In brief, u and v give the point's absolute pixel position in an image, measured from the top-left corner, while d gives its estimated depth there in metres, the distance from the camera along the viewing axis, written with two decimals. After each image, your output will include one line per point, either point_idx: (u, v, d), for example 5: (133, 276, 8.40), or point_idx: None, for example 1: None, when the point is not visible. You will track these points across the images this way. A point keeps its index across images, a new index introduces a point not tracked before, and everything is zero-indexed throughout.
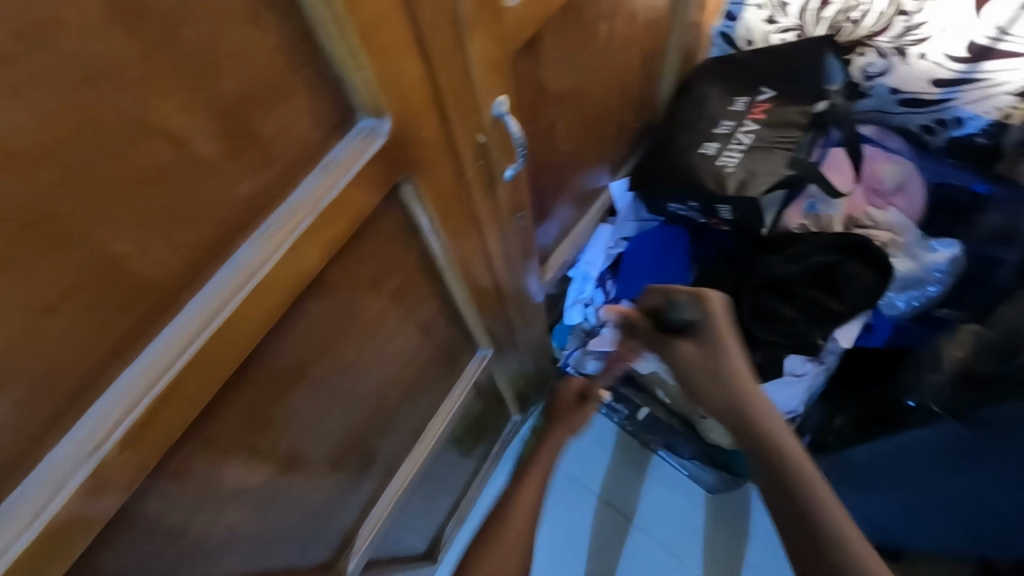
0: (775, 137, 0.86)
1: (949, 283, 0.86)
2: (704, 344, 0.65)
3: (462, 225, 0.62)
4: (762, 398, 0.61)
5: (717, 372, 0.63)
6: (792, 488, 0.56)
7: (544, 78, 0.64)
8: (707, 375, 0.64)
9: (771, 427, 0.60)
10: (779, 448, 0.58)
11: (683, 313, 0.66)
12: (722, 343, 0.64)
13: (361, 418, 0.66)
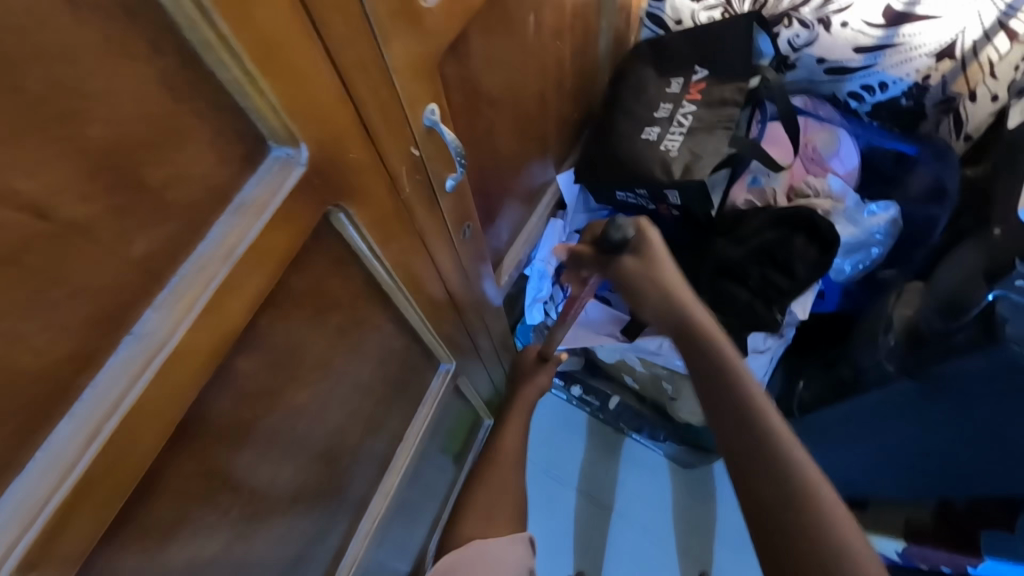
0: (713, 117, 0.85)
1: (889, 243, 0.89)
2: (640, 257, 0.65)
3: (409, 242, 0.58)
4: (693, 303, 0.61)
5: (650, 278, 0.64)
6: (715, 370, 0.54)
7: (477, 80, 0.61)
8: (647, 282, 0.64)
9: (703, 328, 0.58)
10: (709, 335, 0.57)
11: (616, 232, 0.66)
12: (655, 256, 0.65)
13: (319, 451, 0.61)
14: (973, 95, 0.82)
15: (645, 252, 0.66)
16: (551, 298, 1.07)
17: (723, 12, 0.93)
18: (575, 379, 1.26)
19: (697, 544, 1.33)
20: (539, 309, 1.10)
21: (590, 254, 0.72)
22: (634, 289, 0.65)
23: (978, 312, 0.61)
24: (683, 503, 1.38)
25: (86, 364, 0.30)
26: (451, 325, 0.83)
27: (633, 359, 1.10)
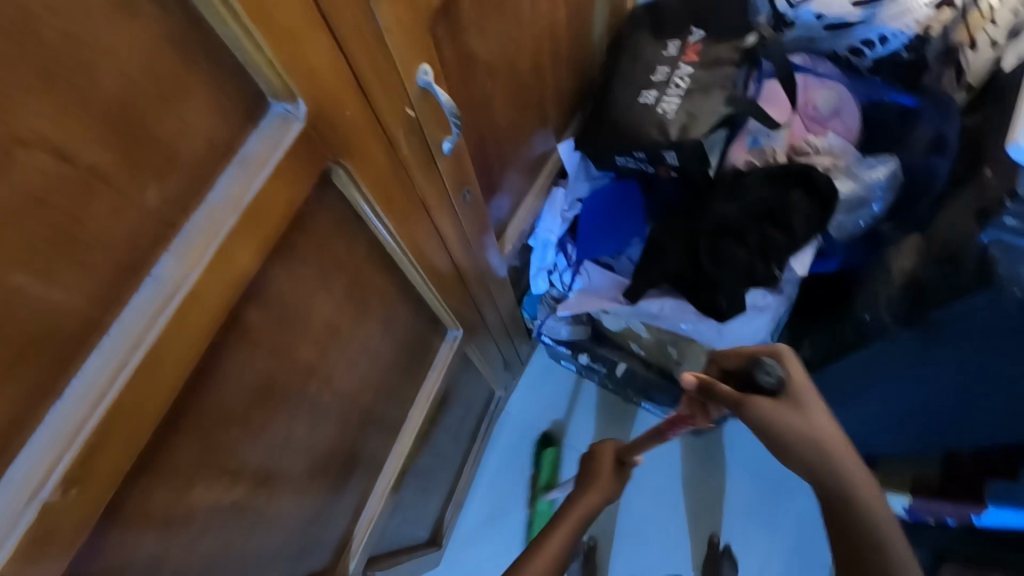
0: (711, 77, 0.86)
1: (891, 198, 0.88)
2: (797, 409, 0.57)
3: (411, 205, 0.61)
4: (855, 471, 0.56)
5: (804, 436, 0.56)
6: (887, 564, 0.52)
7: (469, 45, 0.62)
8: (802, 443, 0.56)
9: (869, 501, 0.55)
10: (874, 516, 0.54)
11: (765, 375, 0.57)
12: (810, 408, 0.57)
13: (336, 408, 0.65)
14: (973, 44, 0.78)
15: (795, 401, 0.57)
16: (556, 267, 1.09)
17: None
18: (582, 347, 1.29)
19: (707, 506, 1.36)
20: (544, 277, 1.12)
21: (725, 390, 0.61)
22: (781, 445, 0.57)
23: (973, 256, 0.61)
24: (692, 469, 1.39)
25: (108, 305, 0.33)
26: (455, 295, 0.86)
27: (639, 325, 1.12)
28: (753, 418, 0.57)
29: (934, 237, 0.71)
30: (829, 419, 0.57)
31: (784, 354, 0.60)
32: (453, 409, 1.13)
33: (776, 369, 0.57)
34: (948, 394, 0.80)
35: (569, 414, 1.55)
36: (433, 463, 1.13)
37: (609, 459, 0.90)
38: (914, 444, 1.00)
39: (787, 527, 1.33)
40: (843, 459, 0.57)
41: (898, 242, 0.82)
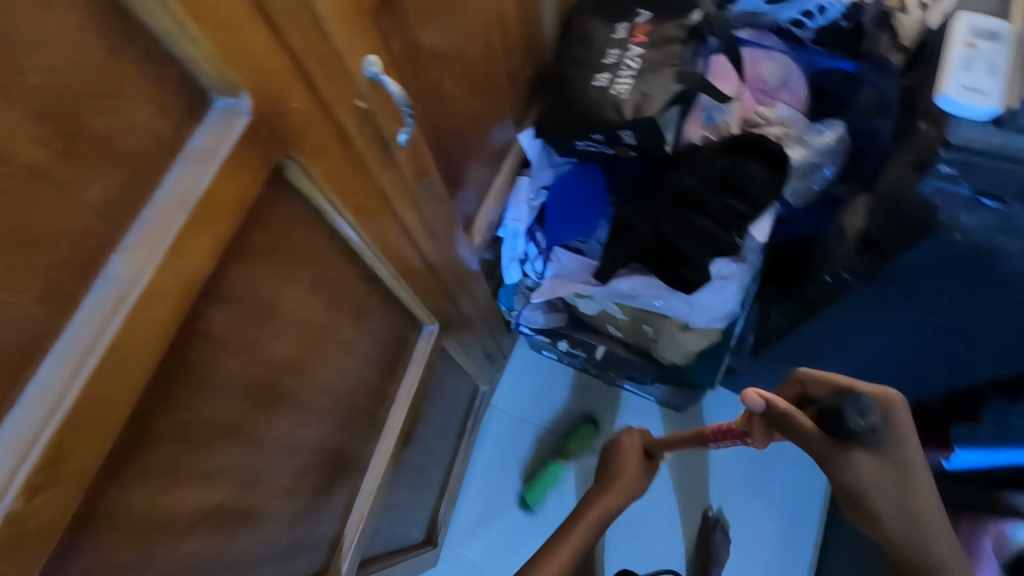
0: (660, 56, 0.87)
1: (840, 163, 0.92)
2: (889, 460, 0.58)
3: (370, 197, 0.61)
4: (937, 532, 0.58)
5: (885, 481, 0.58)
6: None
7: (416, 35, 0.62)
8: (877, 485, 0.59)
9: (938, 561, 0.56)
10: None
11: (858, 416, 0.57)
12: (906, 460, 0.58)
13: (315, 406, 0.64)
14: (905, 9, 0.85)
15: (893, 450, 0.58)
16: (527, 256, 1.10)
17: None
18: (561, 334, 1.30)
19: (695, 483, 1.38)
20: (517, 267, 1.13)
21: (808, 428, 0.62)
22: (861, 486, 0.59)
23: (913, 210, 0.62)
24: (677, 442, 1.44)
25: (58, 307, 0.33)
26: (427, 288, 0.87)
27: (615, 307, 1.14)
28: (836, 462, 0.59)
29: (880, 194, 0.72)
30: (926, 475, 0.59)
31: (897, 404, 0.61)
32: (438, 405, 1.14)
33: (871, 415, 0.57)
34: (908, 341, 0.84)
35: (544, 402, 1.57)
36: (422, 461, 1.13)
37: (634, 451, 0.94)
38: None
39: (773, 495, 1.36)
40: (936, 531, 0.58)
41: (849, 202, 0.85)
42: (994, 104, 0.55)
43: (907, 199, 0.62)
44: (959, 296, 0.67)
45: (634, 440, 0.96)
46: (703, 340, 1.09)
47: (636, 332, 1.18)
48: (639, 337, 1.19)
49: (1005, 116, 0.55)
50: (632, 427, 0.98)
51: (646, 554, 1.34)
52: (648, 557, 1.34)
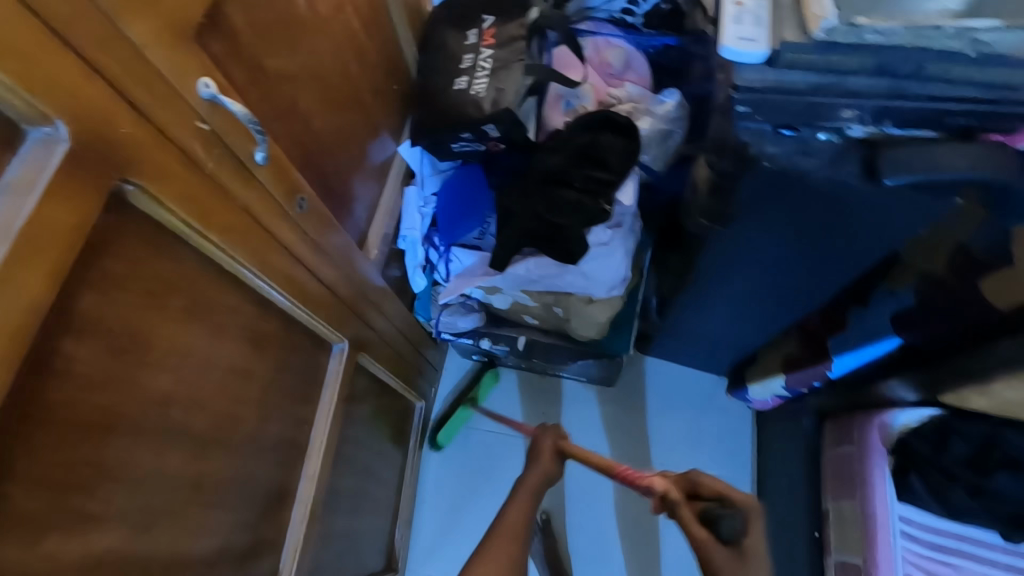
0: (508, 53, 0.93)
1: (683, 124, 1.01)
2: (741, 567, 0.57)
3: (235, 217, 0.62)
4: None
5: None
6: None
7: (257, 56, 0.64)
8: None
9: None
10: None
11: (728, 524, 0.59)
12: (753, 571, 0.57)
13: (217, 436, 0.63)
14: None
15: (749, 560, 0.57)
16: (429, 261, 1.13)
17: None
18: (481, 333, 1.33)
19: (641, 447, 1.47)
20: (421, 272, 1.16)
21: (685, 514, 0.61)
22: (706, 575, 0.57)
23: (745, 160, 0.69)
24: (615, 416, 1.50)
25: None
26: (326, 306, 0.87)
27: (524, 295, 1.20)
28: (699, 545, 0.58)
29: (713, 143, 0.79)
30: None
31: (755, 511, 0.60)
32: (369, 427, 1.13)
33: (736, 524, 0.59)
34: (773, 271, 0.93)
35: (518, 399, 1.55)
36: (362, 486, 1.11)
37: (549, 450, 0.87)
38: (771, 328, 1.13)
39: (712, 442, 1.47)
40: None
41: (694, 158, 0.94)
42: (760, 46, 0.62)
43: (728, 147, 0.71)
44: (793, 217, 0.77)
45: (548, 439, 0.88)
46: (608, 310, 1.16)
47: (548, 315, 1.24)
48: (553, 320, 1.25)
49: (774, 56, 0.62)
50: (549, 426, 0.91)
51: (601, 523, 1.44)
52: (602, 526, 1.44)
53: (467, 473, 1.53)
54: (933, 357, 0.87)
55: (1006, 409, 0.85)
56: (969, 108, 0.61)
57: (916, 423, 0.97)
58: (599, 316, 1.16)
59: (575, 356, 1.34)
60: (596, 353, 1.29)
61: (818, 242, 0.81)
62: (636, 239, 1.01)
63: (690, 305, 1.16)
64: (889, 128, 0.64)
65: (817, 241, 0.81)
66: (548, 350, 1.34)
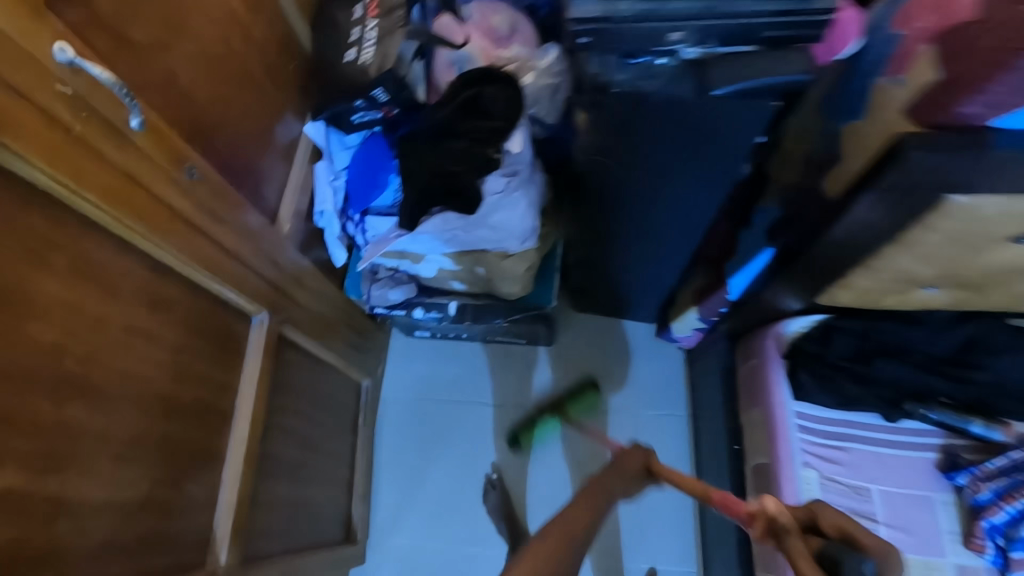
0: (391, 22, 0.98)
1: (564, 80, 1.07)
2: None
3: (112, 180, 0.65)
4: None
5: None
6: None
7: (121, 28, 0.67)
8: None
9: None
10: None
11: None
12: None
13: (127, 393, 0.67)
14: None
15: None
16: (347, 231, 1.18)
17: None
18: (413, 303, 1.38)
19: (589, 399, 1.57)
20: (341, 245, 1.21)
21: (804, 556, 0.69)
22: None
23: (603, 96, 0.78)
24: (556, 374, 1.60)
25: None
26: (237, 275, 0.90)
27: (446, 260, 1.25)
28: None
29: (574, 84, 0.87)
30: None
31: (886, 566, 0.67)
32: (304, 400, 1.17)
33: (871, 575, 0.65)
34: (659, 199, 1.02)
35: (629, 412, 1.55)
36: (304, 459, 1.15)
37: (638, 463, 1.00)
38: (673, 262, 1.22)
39: (649, 386, 1.57)
40: None
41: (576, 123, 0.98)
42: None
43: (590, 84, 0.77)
44: (652, 140, 0.86)
45: (638, 455, 1.01)
46: (523, 263, 1.22)
47: (472, 277, 1.29)
48: (479, 282, 1.30)
49: None
50: (642, 446, 1.03)
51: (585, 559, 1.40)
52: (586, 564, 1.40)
53: (420, 443, 1.57)
54: (790, 258, 0.93)
55: (866, 301, 0.94)
56: (775, 21, 0.70)
57: (807, 329, 1.05)
58: (517, 271, 1.23)
59: (504, 316, 1.39)
60: (524, 309, 1.36)
61: (681, 164, 0.90)
62: (531, 188, 1.07)
63: (603, 246, 1.25)
64: (715, 47, 0.72)
65: (679, 163, 0.90)
66: (479, 314, 1.39)
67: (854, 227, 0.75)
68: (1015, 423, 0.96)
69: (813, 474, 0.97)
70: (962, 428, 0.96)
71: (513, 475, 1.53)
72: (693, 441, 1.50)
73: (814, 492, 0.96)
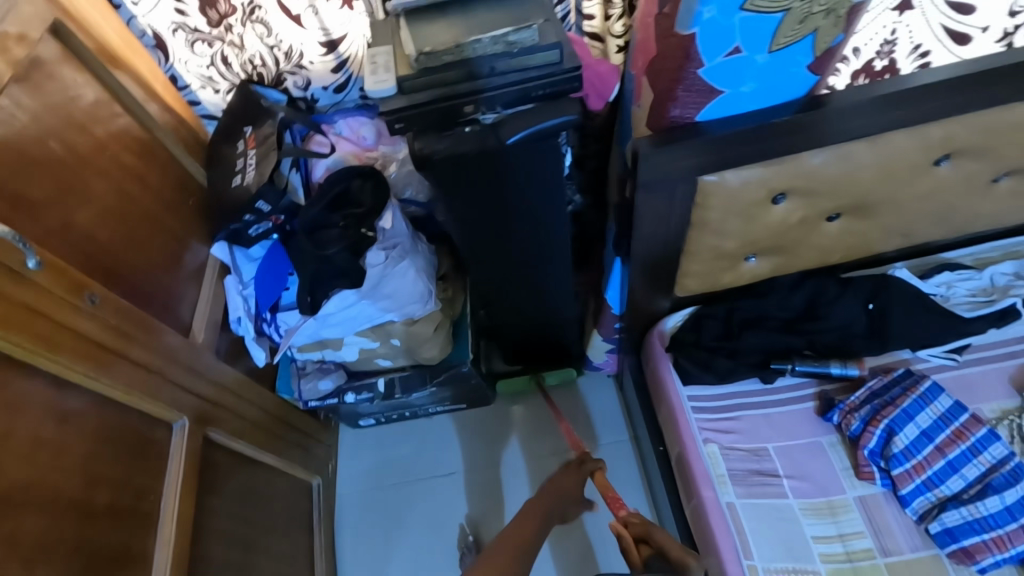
0: (266, 148, 1.14)
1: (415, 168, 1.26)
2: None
3: (13, 312, 0.77)
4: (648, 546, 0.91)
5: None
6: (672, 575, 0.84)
7: (17, 190, 0.86)
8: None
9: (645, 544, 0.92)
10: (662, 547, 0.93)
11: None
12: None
13: (24, 501, 0.75)
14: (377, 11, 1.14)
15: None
16: (261, 332, 1.28)
17: (231, 88, 1.26)
18: (344, 390, 1.45)
19: (536, 443, 1.62)
20: (260, 346, 1.28)
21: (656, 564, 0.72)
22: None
23: (429, 164, 0.94)
24: (501, 427, 1.66)
25: None
26: (149, 386, 1.00)
27: (364, 342, 1.35)
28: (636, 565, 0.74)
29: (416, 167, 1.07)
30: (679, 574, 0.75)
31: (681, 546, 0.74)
32: (238, 502, 1.20)
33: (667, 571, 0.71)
34: (524, 244, 1.18)
35: (611, 438, 1.60)
36: (243, 561, 1.16)
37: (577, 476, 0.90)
38: (565, 295, 1.35)
39: (590, 418, 1.64)
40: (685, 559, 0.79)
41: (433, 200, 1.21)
42: (386, 85, 0.89)
43: (417, 162, 0.95)
44: (490, 193, 1.04)
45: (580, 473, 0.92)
46: (431, 324, 1.33)
47: (397, 352, 1.39)
48: (402, 355, 1.40)
49: (400, 86, 0.90)
50: (584, 465, 0.93)
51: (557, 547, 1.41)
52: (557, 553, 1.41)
53: (382, 530, 1.57)
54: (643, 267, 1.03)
55: (708, 285, 1.06)
56: (539, 84, 0.90)
57: (682, 322, 1.15)
58: (428, 335, 1.34)
59: (434, 382, 1.47)
60: (450, 372, 1.46)
61: (519, 209, 1.08)
62: (413, 258, 1.23)
63: (504, 302, 1.36)
64: (503, 110, 0.93)
65: (518, 209, 1.08)
66: (409, 387, 1.46)
67: (651, 221, 0.90)
68: (863, 358, 1.09)
69: (714, 447, 1.04)
70: (825, 371, 1.06)
71: (486, 530, 1.52)
72: (640, 459, 1.54)
73: (719, 464, 1.02)
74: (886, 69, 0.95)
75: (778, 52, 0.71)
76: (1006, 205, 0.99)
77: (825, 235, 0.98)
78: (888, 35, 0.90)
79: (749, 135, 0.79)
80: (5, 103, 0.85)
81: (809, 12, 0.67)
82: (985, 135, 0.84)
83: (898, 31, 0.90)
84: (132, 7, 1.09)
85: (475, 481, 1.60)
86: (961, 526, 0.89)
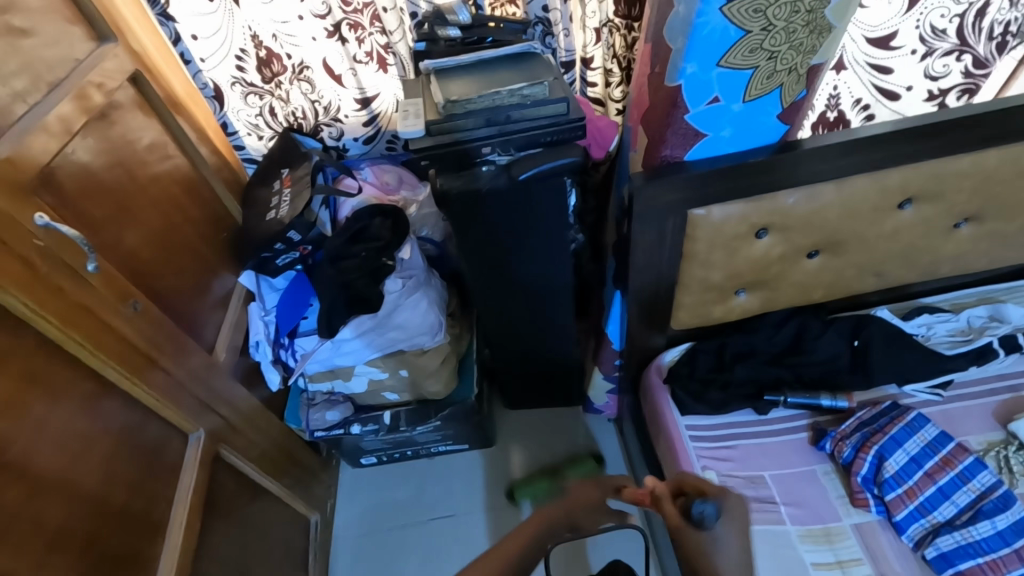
0: (300, 185, 1.27)
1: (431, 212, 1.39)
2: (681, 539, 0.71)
3: (75, 309, 0.86)
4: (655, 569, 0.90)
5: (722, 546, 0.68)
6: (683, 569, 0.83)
7: (84, 208, 0.97)
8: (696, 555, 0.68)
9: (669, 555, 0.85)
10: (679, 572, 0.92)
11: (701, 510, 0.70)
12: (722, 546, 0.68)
13: (53, 486, 0.79)
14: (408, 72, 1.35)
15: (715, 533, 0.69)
16: (278, 357, 1.34)
17: (274, 136, 1.42)
18: (351, 421, 1.48)
19: (536, 486, 1.62)
20: (275, 370, 1.34)
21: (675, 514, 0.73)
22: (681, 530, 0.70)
23: (448, 197, 1.05)
24: (502, 470, 1.66)
25: None
26: (174, 395, 1.05)
27: (375, 374, 1.40)
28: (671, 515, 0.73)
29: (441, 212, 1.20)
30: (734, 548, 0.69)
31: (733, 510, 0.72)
32: (239, 526, 1.20)
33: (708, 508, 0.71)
34: (531, 280, 1.27)
35: None
36: None
37: None
38: (567, 334, 1.42)
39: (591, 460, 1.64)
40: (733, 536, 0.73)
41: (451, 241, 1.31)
42: (415, 128, 1.03)
43: (437, 195, 1.06)
44: (500, 232, 1.15)
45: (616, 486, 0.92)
46: (438, 357, 1.39)
47: (404, 386, 1.44)
48: (409, 389, 1.45)
49: (427, 130, 1.04)
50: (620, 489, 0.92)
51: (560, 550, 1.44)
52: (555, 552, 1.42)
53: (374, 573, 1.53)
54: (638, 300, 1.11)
55: (700, 317, 1.14)
56: (547, 131, 1.05)
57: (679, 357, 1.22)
58: (435, 369, 1.40)
59: (440, 418, 1.50)
60: (452, 412, 1.50)
61: (522, 247, 1.19)
62: (424, 292, 1.31)
63: (511, 338, 1.42)
64: (516, 153, 1.07)
65: (521, 247, 1.18)
66: (414, 421, 1.48)
67: (645, 252, 1.00)
68: (852, 392, 1.14)
69: (712, 474, 1.06)
70: (816, 403, 1.10)
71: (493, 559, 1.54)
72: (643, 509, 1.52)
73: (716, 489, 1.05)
74: (837, 119, 1.15)
75: (752, 102, 0.84)
76: (968, 248, 1.10)
77: (805, 272, 1.07)
78: (831, 90, 1.10)
79: (730, 174, 0.91)
80: (86, 137, 0.99)
81: (774, 69, 0.81)
82: (937, 182, 0.96)
83: (838, 87, 1.10)
84: (200, 63, 1.26)
85: (476, 523, 1.58)
86: (956, 550, 0.91)
